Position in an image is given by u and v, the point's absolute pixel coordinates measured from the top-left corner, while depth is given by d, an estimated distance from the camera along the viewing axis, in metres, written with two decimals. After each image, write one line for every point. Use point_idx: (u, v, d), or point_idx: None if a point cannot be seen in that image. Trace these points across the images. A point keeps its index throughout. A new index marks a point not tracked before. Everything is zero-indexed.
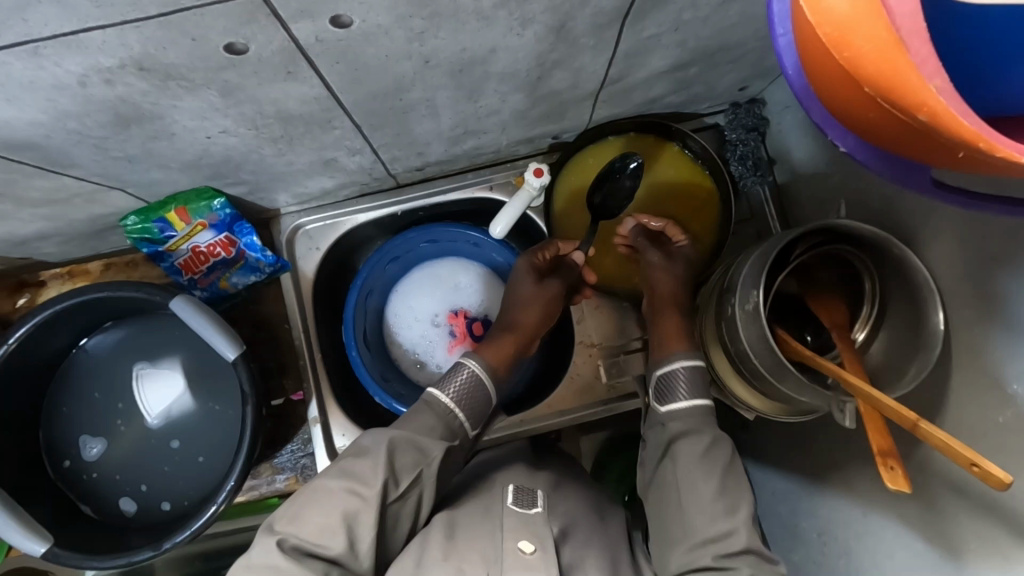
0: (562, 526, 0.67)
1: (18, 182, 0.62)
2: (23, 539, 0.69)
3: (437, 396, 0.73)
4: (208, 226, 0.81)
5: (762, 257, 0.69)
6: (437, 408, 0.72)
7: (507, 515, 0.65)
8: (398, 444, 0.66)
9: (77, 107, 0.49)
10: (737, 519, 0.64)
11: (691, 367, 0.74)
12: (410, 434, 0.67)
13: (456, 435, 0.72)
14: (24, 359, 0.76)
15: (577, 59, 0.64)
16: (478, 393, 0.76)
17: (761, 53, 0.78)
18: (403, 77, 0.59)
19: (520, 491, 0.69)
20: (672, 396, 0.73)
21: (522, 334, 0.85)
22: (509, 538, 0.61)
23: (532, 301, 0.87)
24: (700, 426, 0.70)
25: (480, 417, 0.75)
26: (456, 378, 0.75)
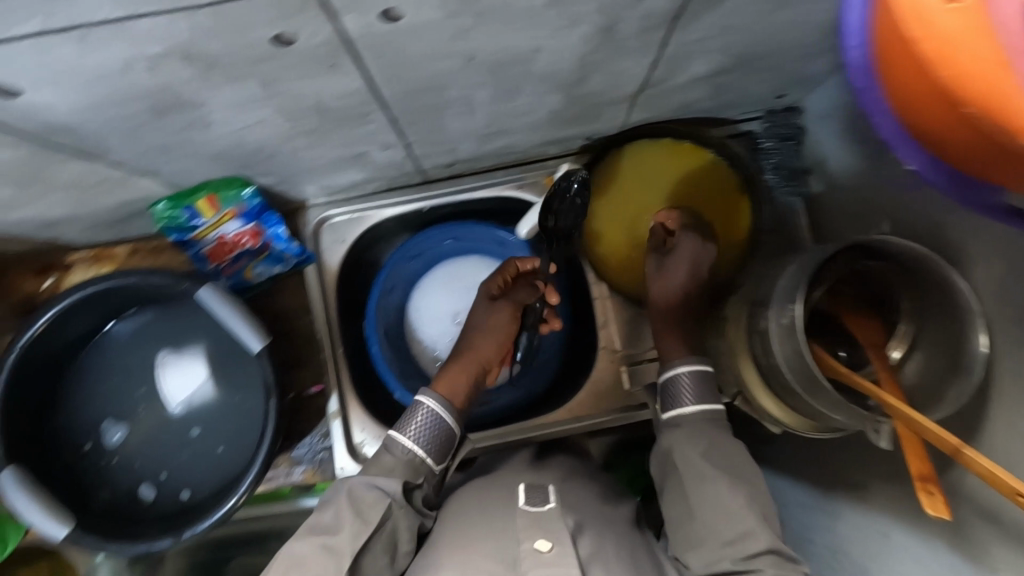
0: (577, 520, 0.66)
1: (52, 168, 0.61)
2: (44, 520, 0.69)
3: (395, 440, 0.71)
4: (237, 215, 0.81)
5: (800, 271, 0.68)
6: (397, 452, 0.70)
7: (518, 517, 0.65)
8: (360, 494, 0.65)
9: (117, 94, 0.48)
10: (753, 518, 0.62)
11: (696, 371, 0.73)
12: (367, 479, 0.67)
13: (420, 475, 0.70)
14: (49, 341, 0.75)
15: (620, 62, 0.63)
16: (442, 432, 0.74)
17: (806, 61, 0.75)
18: (444, 74, 0.57)
19: (531, 491, 0.70)
20: (673, 403, 0.73)
21: (476, 361, 0.82)
22: (525, 539, 0.61)
23: (488, 329, 0.86)
24: (703, 428, 0.69)
25: (444, 449, 0.74)
26: (414, 419, 0.73)
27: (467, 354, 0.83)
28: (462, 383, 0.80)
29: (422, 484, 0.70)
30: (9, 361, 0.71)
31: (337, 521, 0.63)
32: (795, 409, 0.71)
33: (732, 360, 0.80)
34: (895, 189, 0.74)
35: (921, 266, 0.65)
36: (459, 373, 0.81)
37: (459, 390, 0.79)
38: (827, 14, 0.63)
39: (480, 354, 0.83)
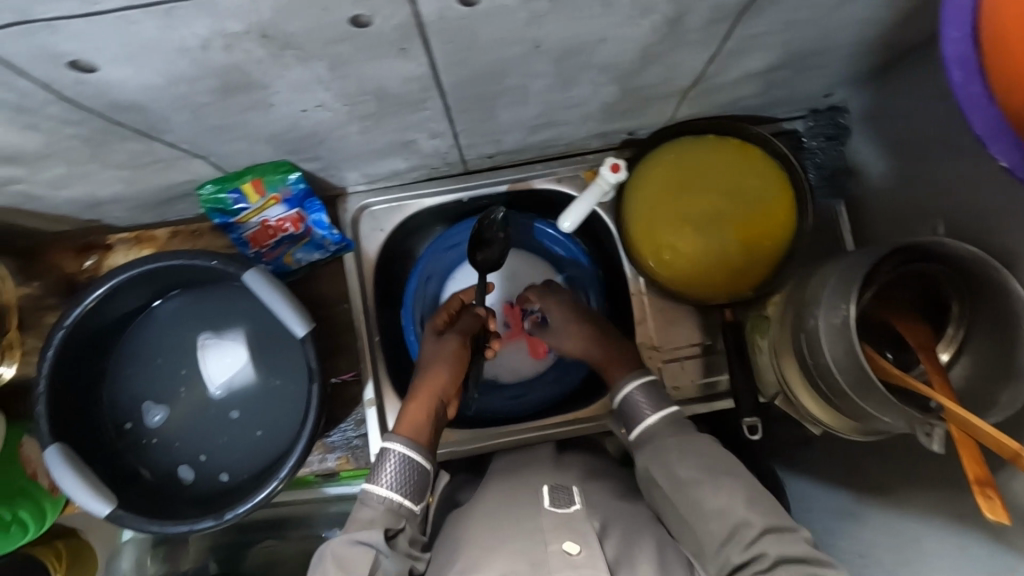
0: (602, 520, 0.65)
1: (109, 145, 0.62)
2: (88, 497, 0.70)
3: (373, 493, 0.70)
4: (280, 200, 0.81)
5: (853, 270, 0.67)
6: (373, 504, 0.69)
7: (544, 517, 0.65)
8: (341, 552, 0.64)
9: (191, 71, 0.48)
10: (742, 504, 0.61)
11: (644, 382, 0.74)
12: (347, 536, 0.65)
13: (401, 519, 0.69)
14: (96, 319, 0.75)
15: (680, 54, 0.62)
16: (415, 477, 0.72)
17: (861, 60, 0.74)
18: (508, 62, 0.57)
19: (555, 491, 0.70)
20: (635, 420, 0.72)
21: (431, 396, 0.78)
22: (553, 540, 0.62)
23: (438, 361, 0.81)
24: (670, 436, 0.69)
25: (422, 488, 0.72)
26: (386, 468, 0.71)
27: (421, 389, 0.79)
28: (425, 421, 0.75)
29: (405, 528, 0.70)
30: (55, 338, 0.71)
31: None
32: (839, 411, 0.71)
33: (775, 359, 0.80)
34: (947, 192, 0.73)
35: (977, 269, 0.63)
36: (417, 410, 0.77)
37: (424, 427, 0.76)
38: (892, 11, 0.62)
39: (435, 387, 0.79)
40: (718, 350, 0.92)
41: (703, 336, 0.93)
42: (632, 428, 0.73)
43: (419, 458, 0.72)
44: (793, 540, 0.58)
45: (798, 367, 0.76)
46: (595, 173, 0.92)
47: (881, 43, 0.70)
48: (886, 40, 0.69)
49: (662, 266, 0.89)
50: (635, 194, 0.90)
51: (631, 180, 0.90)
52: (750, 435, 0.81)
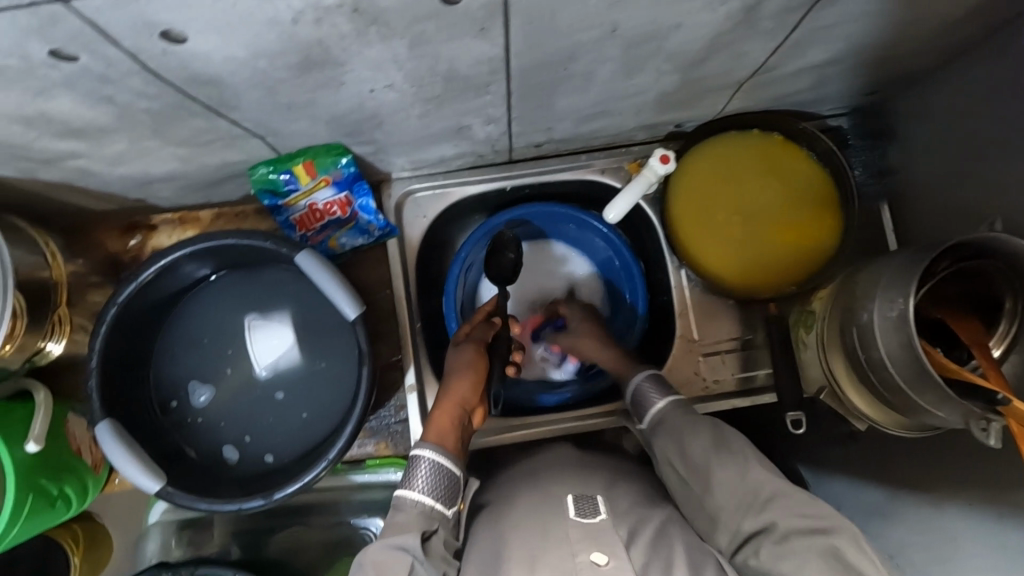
0: (628, 530, 0.63)
1: (175, 122, 0.62)
2: (138, 474, 0.70)
3: (408, 498, 0.66)
4: (330, 183, 0.81)
5: (909, 265, 0.67)
6: (406, 509, 0.65)
7: (569, 527, 0.62)
8: (379, 559, 0.60)
9: (277, 45, 0.49)
10: (751, 475, 0.64)
11: (650, 374, 0.78)
12: (386, 540, 0.62)
13: (434, 521, 0.65)
14: (147, 296, 0.75)
15: (747, 43, 0.63)
16: (446, 481, 0.68)
17: (918, 58, 0.74)
18: (580, 46, 0.57)
19: (579, 501, 0.67)
20: (646, 408, 0.76)
21: (454, 403, 0.77)
22: (580, 551, 0.59)
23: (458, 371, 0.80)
24: (682, 417, 0.71)
25: (454, 492, 0.69)
26: (418, 475, 0.68)
27: (444, 399, 0.77)
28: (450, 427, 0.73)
29: (438, 530, 0.66)
30: (109, 315, 0.71)
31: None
32: (889, 406, 0.72)
33: (822, 353, 0.80)
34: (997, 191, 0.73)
35: None
36: (441, 417, 0.74)
37: (450, 433, 0.72)
38: (960, 7, 0.62)
39: (457, 394, 0.78)
40: (757, 344, 0.91)
41: (742, 330, 0.92)
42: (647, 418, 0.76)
43: (448, 465, 0.69)
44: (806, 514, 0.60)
45: (847, 362, 0.76)
46: (640, 166, 0.92)
47: (941, 41, 0.70)
48: (947, 37, 0.69)
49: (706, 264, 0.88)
50: (679, 184, 0.89)
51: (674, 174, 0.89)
52: (794, 429, 0.83)
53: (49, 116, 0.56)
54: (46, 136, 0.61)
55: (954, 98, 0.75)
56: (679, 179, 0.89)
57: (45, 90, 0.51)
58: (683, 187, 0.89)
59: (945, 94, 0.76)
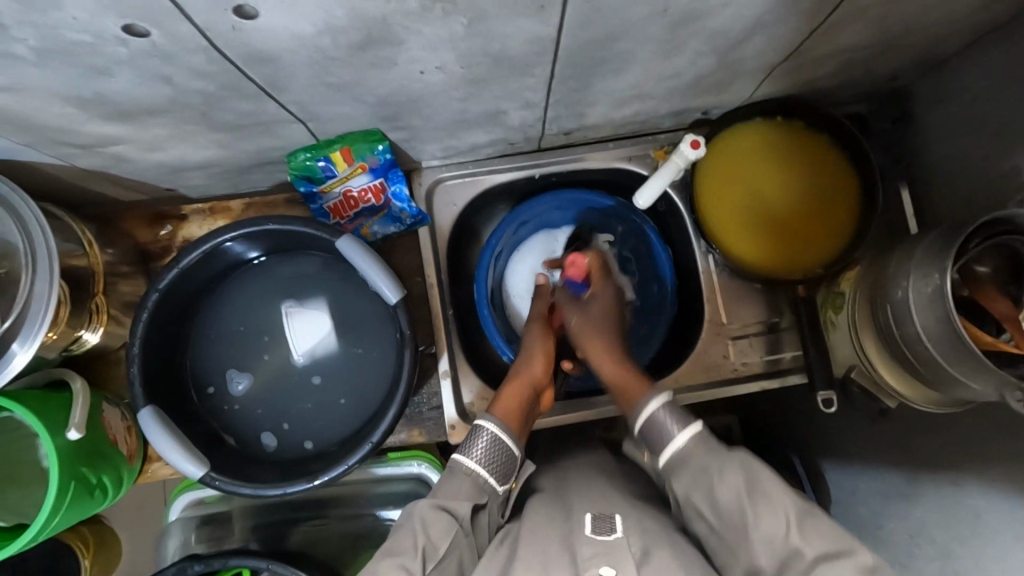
0: (642, 547, 0.60)
1: (224, 104, 0.62)
2: (183, 462, 0.69)
3: (460, 462, 0.71)
4: (366, 169, 0.81)
5: (942, 242, 0.68)
6: (460, 473, 0.70)
7: (581, 545, 0.60)
8: (427, 514, 0.65)
9: (341, 21, 0.49)
10: (796, 531, 0.57)
11: (664, 404, 0.70)
12: (434, 500, 0.67)
13: (485, 495, 0.70)
14: (185, 281, 0.75)
15: (786, 24, 0.64)
16: (502, 456, 0.72)
17: (943, 42, 0.76)
18: (629, 25, 0.58)
19: (597, 519, 0.64)
20: (660, 442, 0.68)
21: (524, 381, 0.83)
22: (588, 566, 0.57)
23: (532, 353, 0.87)
24: (708, 459, 0.64)
25: (508, 471, 0.73)
26: (478, 442, 0.72)
27: (514, 378, 0.83)
28: (516, 406, 0.79)
29: (486, 504, 0.70)
30: (150, 301, 0.71)
31: (406, 546, 0.62)
32: (921, 382, 0.73)
33: (853, 332, 0.81)
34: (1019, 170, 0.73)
35: None
36: (510, 394, 0.80)
37: (513, 411, 0.78)
38: None
39: (526, 375, 0.84)
40: (784, 327, 0.93)
41: (768, 314, 0.93)
42: (660, 454, 0.68)
43: (507, 441, 0.73)
44: (847, 566, 0.54)
45: (879, 340, 0.77)
46: (667, 153, 0.93)
47: (965, 27, 0.72)
48: (972, 23, 0.71)
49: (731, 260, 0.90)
50: (701, 167, 0.91)
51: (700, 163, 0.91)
52: (825, 408, 0.85)
53: (103, 97, 0.56)
54: (94, 119, 0.61)
55: (975, 81, 0.77)
56: (699, 161, 0.91)
57: (105, 69, 0.51)
58: (705, 168, 0.91)
59: (966, 78, 0.78)
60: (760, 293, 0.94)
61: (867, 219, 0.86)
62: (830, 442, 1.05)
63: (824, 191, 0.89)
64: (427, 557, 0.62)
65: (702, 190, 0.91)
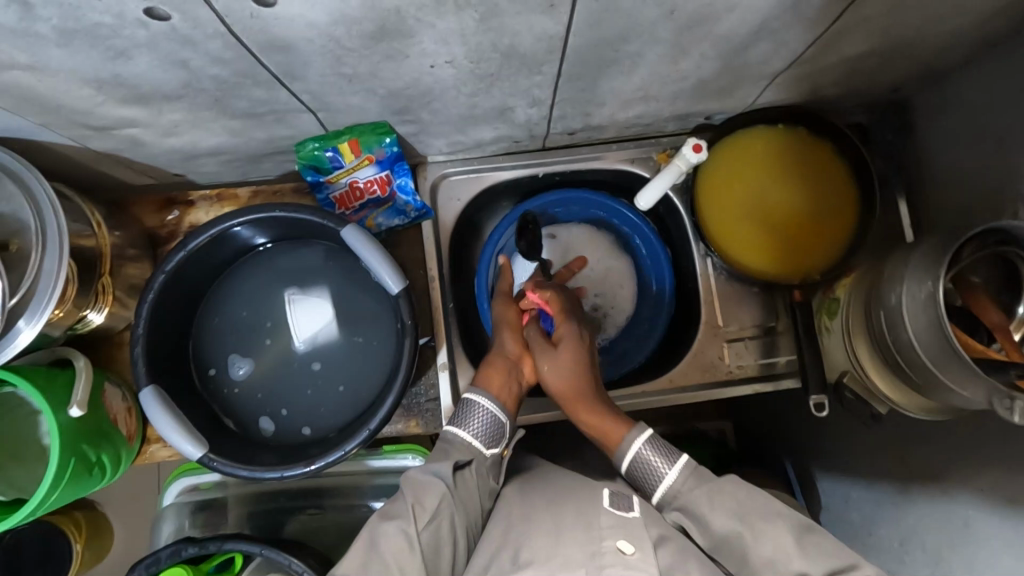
0: (659, 532, 0.63)
1: (238, 91, 0.63)
2: (179, 441, 0.70)
3: (455, 433, 0.73)
4: (373, 161, 0.82)
5: (938, 249, 0.69)
6: (458, 444, 0.72)
7: (602, 515, 0.63)
8: (421, 482, 0.65)
9: (357, 12, 0.51)
10: (796, 552, 0.59)
11: (648, 441, 0.70)
12: (429, 468, 0.67)
13: (469, 455, 0.71)
14: (193, 264, 0.77)
15: (791, 31, 0.66)
16: (492, 425, 0.74)
17: (945, 55, 0.77)
18: (638, 27, 0.60)
19: (615, 495, 0.68)
20: (651, 481, 0.68)
21: (500, 358, 0.82)
22: (607, 536, 0.60)
23: (502, 327, 0.87)
24: (698, 490, 0.65)
25: (497, 437, 0.75)
26: (473, 415, 0.74)
27: (490, 356, 0.83)
28: (500, 379, 0.79)
29: (473, 463, 0.71)
30: (156, 283, 0.72)
31: (402, 508, 0.63)
32: (913, 388, 0.74)
33: (847, 336, 0.82)
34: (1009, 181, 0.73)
35: None
36: (491, 366, 0.81)
37: (497, 385, 0.78)
38: (992, 3, 0.65)
39: (501, 350, 0.84)
40: (779, 331, 0.94)
41: (765, 318, 0.94)
42: (654, 492, 0.68)
43: (495, 409, 0.75)
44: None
45: (871, 344, 0.78)
46: (669, 156, 0.94)
47: (966, 40, 0.73)
48: (972, 36, 0.72)
49: (731, 262, 0.92)
50: (701, 172, 0.93)
51: (704, 164, 0.92)
52: (816, 412, 0.87)
53: (122, 80, 0.58)
54: (111, 101, 0.62)
55: (974, 95, 0.78)
56: (702, 163, 0.93)
57: (125, 51, 0.53)
58: (706, 171, 0.92)
59: (967, 91, 0.79)
60: (758, 297, 0.95)
61: (866, 225, 0.88)
62: (823, 448, 1.06)
63: (826, 196, 0.91)
64: (418, 517, 0.62)
65: (702, 193, 0.92)
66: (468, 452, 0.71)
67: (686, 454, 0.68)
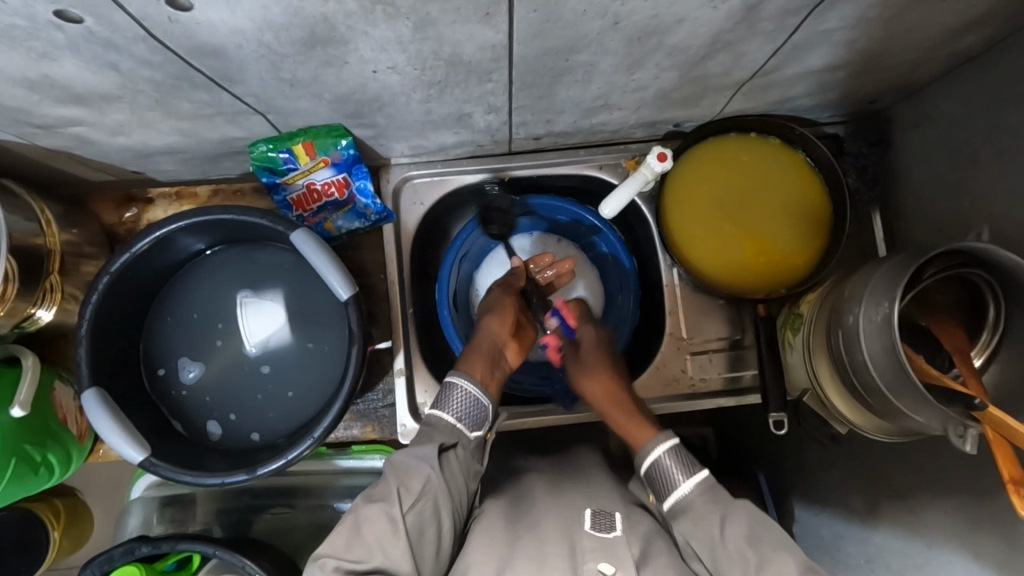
0: (641, 550, 0.60)
1: (177, 94, 0.61)
2: (123, 445, 0.70)
3: (437, 416, 0.71)
4: (329, 164, 0.80)
5: (895, 271, 0.67)
6: (437, 425, 0.70)
7: (582, 538, 0.60)
8: (400, 464, 0.64)
9: (283, 19, 0.49)
10: None
11: (673, 450, 0.66)
12: (416, 450, 0.66)
13: (454, 437, 0.69)
14: (138, 267, 0.75)
15: (747, 43, 0.63)
16: (475, 409, 0.72)
17: (918, 69, 0.75)
18: (584, 36, 0.58)
19: (597, 515, 0.64)
20: (667, 492, 0.64)
21: (486, 345, 0.81)
22: (588, 561, 0.58)
23: (494, 313, 0.87)
24: (711, 507, 0.61)
25: (480, 420, 0.73)
26: (453, 400, 0.72)
27: (477, 342, 0.82)
28: (486, 365, 0.78)
29: (456, 446, 0.69)
30: (101, 284, 0.71)
31: (386, 490, 0.61)
32: (872, 412, 0.72)
33: (808, 358, 0.81)
34: (981, 202, 0.71)
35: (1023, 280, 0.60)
36: (472, 353, 0.80)
37: (479, 367, 0.77)
38: (963, 19, 0.63)
39: (488, 337, 0.83)
40: (746, 345, 0.92)
41: (731, 331, 0.93)
42: (665, 499, 0.65)
43: (478, 393, 0.73)
44: None
45: (830, 365, 0.77)
46: (637, 163, 0.92)
47: (941, 54, 0.71)
48: (945, 50, 0.69)
49: (699, 272, 0.89)
50: (671, 175, 0.90)
51: (674, 171, 0.90)
52: (776, 429, 0.85)
53: (53, 81, 0.56)
54: (48, 101, 0.60)
55: (949, 111, 0.75)
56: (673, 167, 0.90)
57: (48, 53, 0.51)
58: (676, 176, 0.90)
59: (942, 106, 0.77)
60: (726, 310, 0.93)
61: (835, 242, 0.86)
62: (789, 461, 1.05)
63: (798, 210, 0.88)
64: (404, 498, 0.61)
65: (672, 203, 0.90)
66: (453, 436, 0.69)
67: (708, 471, 0.64)
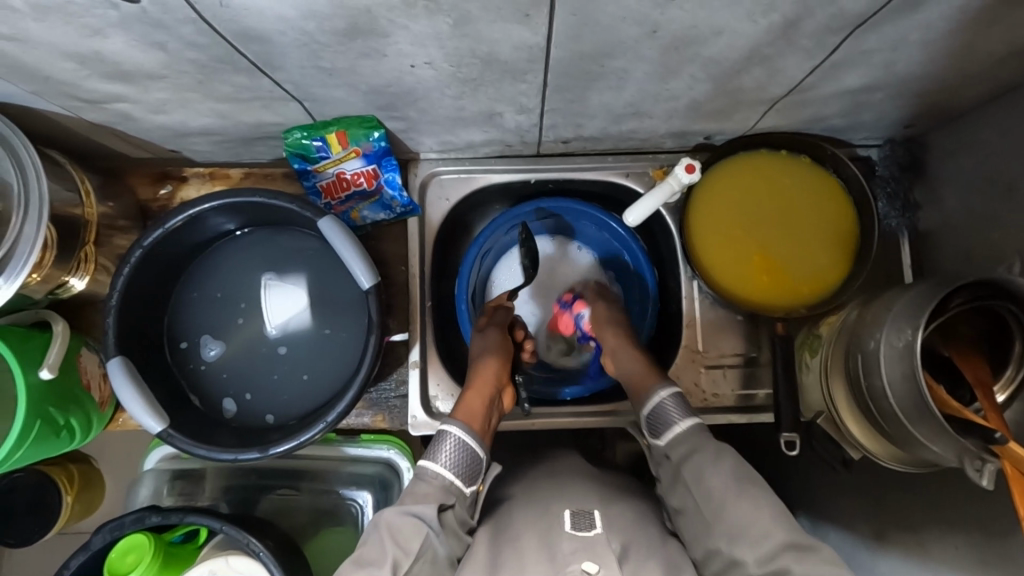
0: (621, 545, 0.62)
1: (219, 76, 0.63)
2: (142, 415, 0.71)
3: (429, 468, 0.69)
4: (360, 154, 0.81)
5: (920, 300, 0.66)
6: (427, 480, 0.68)
7: (563, 540, 0.62)
8: (394, 522, 0.62)
9: (327, 8, 0.50)
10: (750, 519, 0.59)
11: (673, 394, 0.74)
12: (402, 507, 0.64)
13: (451, 496, 0.68)
14: (173, 243, 0.78)
15: (784, 59, 0.63)
16: (468, 459, 0.71)
17: (960, 94, 0.73)
18: (621, 42, 0.58)
19: (576, 515, 0.66)
20: (665, 428, 0.72)
21: (482, 390, 0.80)
22: (570, 563, 0.58)
23: (485, 352, 0.87)
24: (700, 441, 0.68)
25: (474, 473, 0.72)
26: (444, 448, 0.71)
27: (472, 383, 0.81)
28: (481, 411, 0.77)
29: (453, 505, 0.68)
30: (133, 257, 0.73)
31: (381, 554, 0.60)
32: (886, 438, 0.72)
33: (826, 383, 0.80)
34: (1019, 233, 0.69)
35: None
36: (470, 399, 0.78)
37: (478, 416, 0.76)
38: (1007, 46, 0.62)
39: (484, 381, 0.82)
40: (761, 363, 0.92)
41: (747, 347, 0.92)
42: (662, 437, 0.72)
43: (472, 443, 0.72)
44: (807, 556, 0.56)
45: (849, 392, 0.76)
46: (665, 173, 0.92)
47: (982, 81, 0.70)
48: (989, 77, 0.68)
49: (719, 287, 0.88)
50: (698, 189, 0.89)
51: (701, 183, 0.90)
52: (786, 450, 0.83)
53: (103, 57, 0.57)
54: (97, 76, 0.62)
55: (991, 139, 0.74)
56: (702, 181, 0.90)
57: (101, 29, 0.53)
58: (701, 189, 0.89)
59: (980, 134, 0.75)
60: (744, 326, 0.92)
61: (859, 266, 0.85)
62: (797, 484, 1.04)
63: (822, 232, 0.87)
64: (402, 563, 0.60)
65: (698, 216, 0.89)
66: (451, 494, 0.68)
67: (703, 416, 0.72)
